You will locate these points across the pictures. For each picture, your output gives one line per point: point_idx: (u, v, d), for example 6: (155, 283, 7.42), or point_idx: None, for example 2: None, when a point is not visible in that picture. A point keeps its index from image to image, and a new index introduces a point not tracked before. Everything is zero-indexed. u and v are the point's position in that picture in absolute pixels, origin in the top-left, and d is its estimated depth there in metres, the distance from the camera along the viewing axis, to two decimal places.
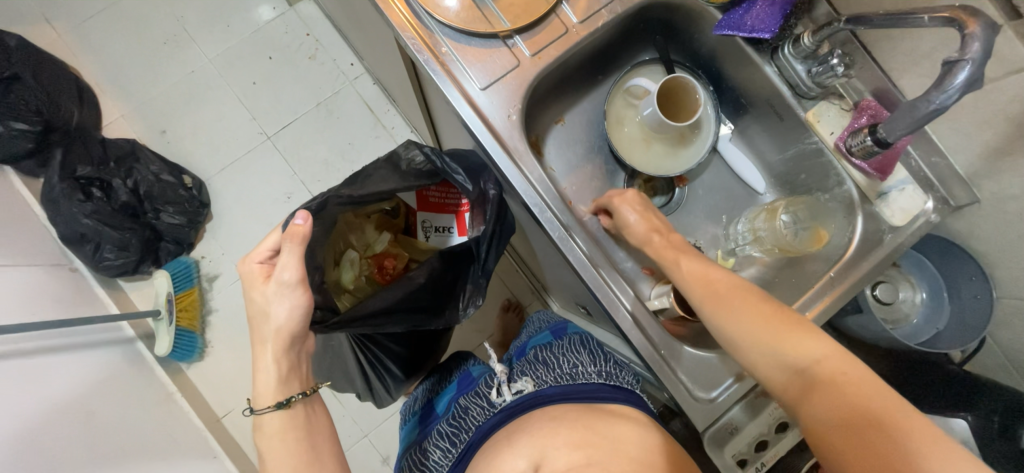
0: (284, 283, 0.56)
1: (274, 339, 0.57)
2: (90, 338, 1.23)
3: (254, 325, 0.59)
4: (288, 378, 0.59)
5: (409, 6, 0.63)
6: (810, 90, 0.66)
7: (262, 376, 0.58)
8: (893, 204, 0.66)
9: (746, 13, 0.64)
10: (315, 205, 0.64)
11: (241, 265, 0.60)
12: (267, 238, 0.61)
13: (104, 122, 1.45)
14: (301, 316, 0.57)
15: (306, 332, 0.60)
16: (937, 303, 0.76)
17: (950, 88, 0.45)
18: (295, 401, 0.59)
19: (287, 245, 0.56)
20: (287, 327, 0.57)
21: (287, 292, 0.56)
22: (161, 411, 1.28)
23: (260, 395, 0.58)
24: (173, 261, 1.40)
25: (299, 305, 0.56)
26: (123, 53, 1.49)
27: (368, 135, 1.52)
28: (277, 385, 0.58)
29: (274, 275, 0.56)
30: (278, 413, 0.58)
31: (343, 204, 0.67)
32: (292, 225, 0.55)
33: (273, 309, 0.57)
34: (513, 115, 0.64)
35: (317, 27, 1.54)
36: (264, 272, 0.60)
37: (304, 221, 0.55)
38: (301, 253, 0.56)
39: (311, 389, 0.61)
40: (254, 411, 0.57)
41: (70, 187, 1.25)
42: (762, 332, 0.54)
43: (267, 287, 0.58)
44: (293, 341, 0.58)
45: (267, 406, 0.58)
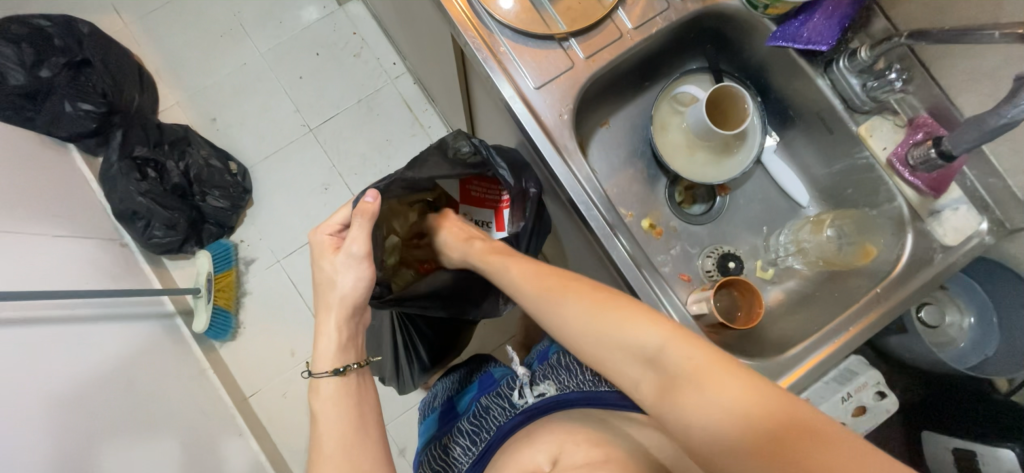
0: (352, 255, 0.61)
1: (338, 306, 0.61)
2: (133, 311, 1.29)
3: (319, 292, 0.63)
4: (346, 346, 0.62)
5: (471, 6, 0.66)
6: (864, 104, 0.66)
7: (324, 340, 0.61)
8: (946, 223, 0.65)
9: (803, 25, 0.64)
10: (382, 184, 0.69)
11: (312, 235, 0.64)
12: (338, 213, 0.65)
13: (160, 108, 1.53)
14: (364, 288, 0.62)
15: (365, 304, 0.64)
16: (988, 328, 0.74)
17: (1020, 103, 0.45)
18: (350, 370, 0.60)
19: (356, 220, 0.61)
20: (351, 296, 0.61)
21: (353, 264, 0.61)
22: (194, 386, 1.32)
23: (319, 359, 0.59)
24: (215, 242, 1.46)
25: (363, 277, 0.61)
26: (182, 44, 1.58)
27: (405, 133, 1.56)
28: (337, 351, 0.60)
29: (343, 247, 0.61)
30: (335, 379, 0.59)
31: (403, 186, 0.71)
32: (362, 202, 0.61)
33: (338, 279, 0.61)
34: (564, 114, 0.66)
35: (364, 27, 1.60)
36: (333, 244, 0.64)
37: (375, 199, 0.61)
38: (368, 229, 0.61)
39: (364, 361, 0.62)
40: (312, 373, 0.58)
41: (127, 167, 1.33)
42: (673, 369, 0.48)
43: (336, 257, 0.62)
44: (355, 311, 0.62)
45: (324, 370, 0.59)
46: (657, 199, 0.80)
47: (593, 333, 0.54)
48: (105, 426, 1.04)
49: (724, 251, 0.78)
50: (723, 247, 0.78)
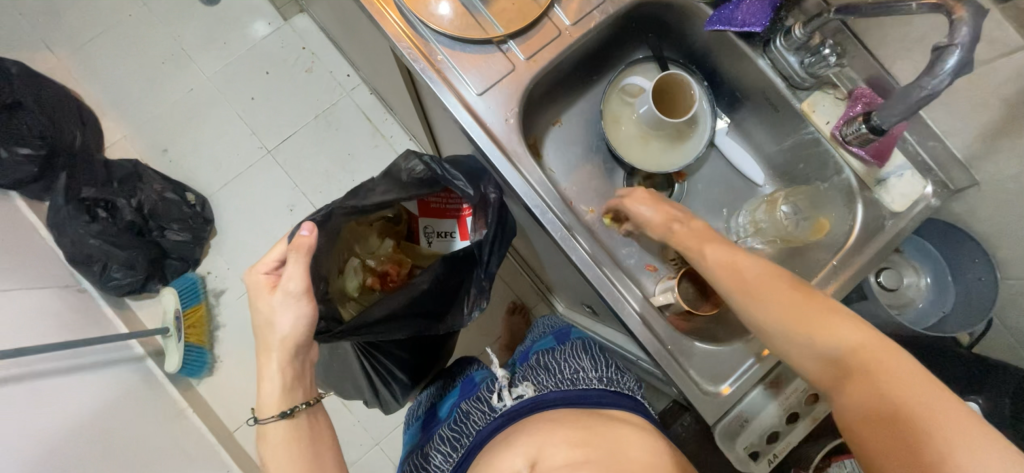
0: (289, 293, 0.57)
1: (279, 348, 0.58)
2: (105, 356, 1.25)
3: (259, 334, 0.60)
4: (292, 387, 0.60)
5: (403, 16, 0.64)
6: (804, 81, 0.66)
7: (267, 384, 0.59)
8: (892, 190, 0.66)
9: (737, 8, 0.65)
10: (320, 216, 0.65)
11: (247, 275, 0.61)
12: (273, 249, 0.62)
13: (107, 143, 1.46)
14: (306, 325, 0.59)
15: (310, 342, 0.61)
16: (943, 286, 0.77)
17: (940, 73, 0.45)
18: (298, 411, 0.60)
19: (292, 256, 0.58)
20: (293, 336, 0.58)
21: (291, 302, 0.57)
22: (174, 428, 1.28)
23: (263, 405, 0.58)
24: (180, 277, 1.41)
25: (304, 315, 0.58)
26: (123, 74, 1.51)
27: (368, 145, 1.53)
28: (282, 394, 0.59)
29: (280, 285, 0.58)
30: (282, 422, 0.59)
31: (347, 215, 0.69)
32: (297, 236, 0.58)
33: (277, 319, 0.58)
34: (511, 118, 0.65)
35: (313, 40, 1.55)
36: (270, 282, 0.61)
37: (310, 232, 0.58)
38: (305, 264, 0.58)
39: (314, 399, 0.62)
40: (257, 420, 0.58)
41: (76, 209, 1.27)
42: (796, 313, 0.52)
43: (273, 296, 0.59)
44: (298, 351, 0.59)
45: (271, 415, 0.58)
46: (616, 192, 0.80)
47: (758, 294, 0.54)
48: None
49: None
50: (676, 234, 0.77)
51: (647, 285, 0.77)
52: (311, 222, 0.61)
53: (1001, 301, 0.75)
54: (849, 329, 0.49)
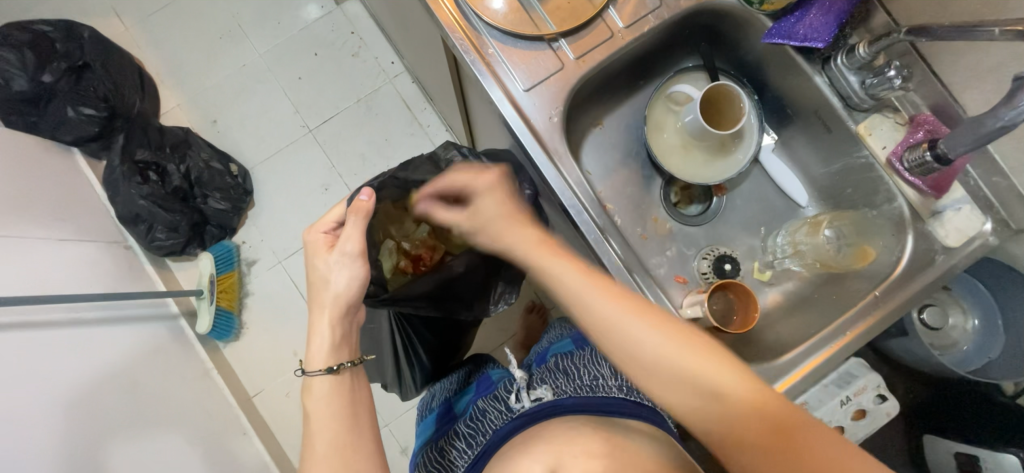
0: (346, 254, 0.60)
1: (332, 306, 0.60)
2: (139, 312, 1.31)
3: (312, 291, 0.62)
4: (340, 345, 0.60)
5: (459, 8, 0.65)
6: (863, 102, 0.64)
7: (316, 339, 0.60)
8: (948, 223, 0.63)
9: (799, 21, 0.63)
10: (375, 184, 0.71)
11: (307, 233, 0.63)
12: (332, 211, 0.64)
13: (162, 111, 1.54)
14: (358, 286, 0.61)
15: (359, 304, 0.63)
16: (993, 331, 0.72)
17: (1019, 105, 0.43)
18: (343, 368, 0.59)
19: (351, 218, 0.60)
20: (346, 294, 0.60)
21: (347, 262, 0.60)
22: (199, 387, 1.34)
23: (313, 357, 0.59)
24: (216, 244, 1.47)
25: (356, 276, 0.60)
26: (182, 46, 1.58)
27: (404, 132, 1.55)
28: (331, 349, 0.59)
29: (337, 245, 0.60)
30: (327, 377, 0.58)
31: (397, 187, 0.74)
32: (356, 200, 0.60)
33: (332, 277, 0.60)
34: (555, 116, 0.65)
35: (362, 26, 1.59)
36: (328, 242, 0.63)
37: (369, 197, 0.59)
38: (363, 227, 0.60)
39: (357, 359, 0.61)
40: (305, 372, 0.58)
41: (129, 170, 1.33)
42: (663, 353, 0.53)
43: (329, 255, 0.61)
44: (348, 309, 0.61)
45: (318, 368, 0.58)
46: (652, 199, 0.79)
47: (629, 331, 0.55)
48: (118, 423, 1.06)
49: (720, 253, 0.77)
50: (717, 249, 0.77)
51: (675, 297, 0.76)
52: (370, 189, 0.63)
53: None
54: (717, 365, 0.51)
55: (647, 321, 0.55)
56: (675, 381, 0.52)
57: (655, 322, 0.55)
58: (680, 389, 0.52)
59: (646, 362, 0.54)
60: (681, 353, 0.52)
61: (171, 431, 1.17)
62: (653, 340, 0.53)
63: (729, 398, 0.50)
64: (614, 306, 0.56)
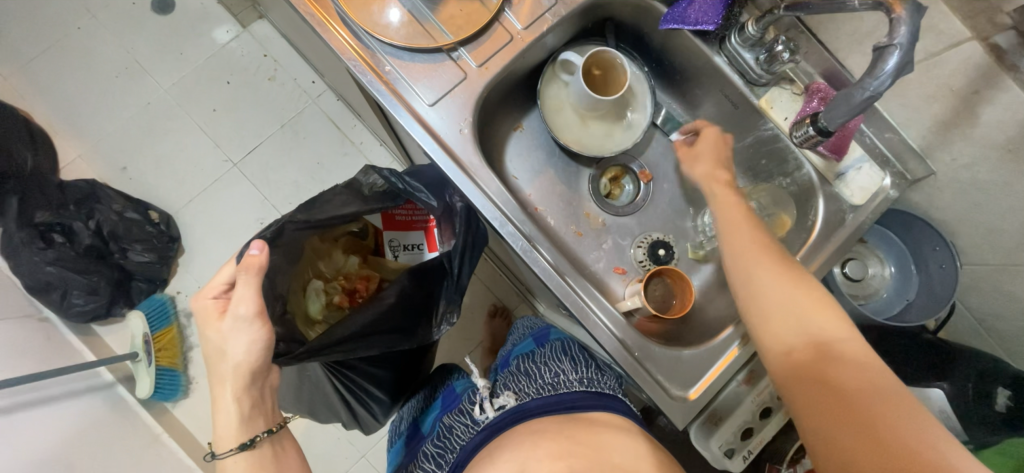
0: (239, 318, 0.54)
1: (234, 378, 0.55)
2: (69, 387, 1.20)
3: (210, 364, 0.56)
4: (252, 417, 0.57)
5: (347, 26, 0.62)
6: (761, 77, 0.66)
7: (222, 415, 0.55)
8: (852, 183, 0.66)
9: (689, 6, 0.64)
10: (270, 233, 0.62)
11: (194, 301, 0.58)
12: (221, 272, 0.59)
13: (61, 164, 1.40)
14: (262, 349, 0.55)
15: (268, 366, 0.57)
16: (907, 275, 0.80)
17: (881, 74, 0.45)
18: (259, 441, 0.56)
19: (243, 277, 0.55)
20: (247, 363, 0.54)
21: (243, 328, 0.54)
22: (150, 455, 1.25)
23: (221, 438, 0.55)
24: (147, 299, 1.36)
25: (257, 340, 0.54)
26: (74, 90, 1.44)
27: (337, 152, 1.49)
28: (240, 425, 0.55)
29: (229, 310, 0.54)
30: (242, 455, 0.56)
31: (300, 229, 0.65)
32: (247, 256, 0.54)
33: (229, 346, 0.54)
34: (464, 128, 0.63)
35: (274, 47, 1.51)
36: (219, 307, 0.57)
37: (260, 251, 0.54)
38: (257, 286, 0.55)
39: (276, 426, 0.59)
40: (215, 456, 0.55)
41: (28, 236, 1.22)
42: (781, 299, 0.55)
43: (221, 323, 0.55)
44: (253, 378, 0.56)
45: (229, 448, 0.55)
46: (582, 195, 0.79)
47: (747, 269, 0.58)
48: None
49: (654, 239, 0.78)
50: (637, 242, 0.78)
51: (616, 288, 0.77)
52: (262, 239, 0.57)
53: (963, 287, 0.77)
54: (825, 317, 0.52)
55: (769, 264, 0.57)
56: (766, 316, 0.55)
57: (770, 263, 0.57)
58: (783, 328, 0.53)
59: (754, 301, 0.57)
60: (791, 294, 0.54)
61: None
62: (769, 282, 0.56)
63: (826, 346, 0.50)
64: (742, 237, 0.60)
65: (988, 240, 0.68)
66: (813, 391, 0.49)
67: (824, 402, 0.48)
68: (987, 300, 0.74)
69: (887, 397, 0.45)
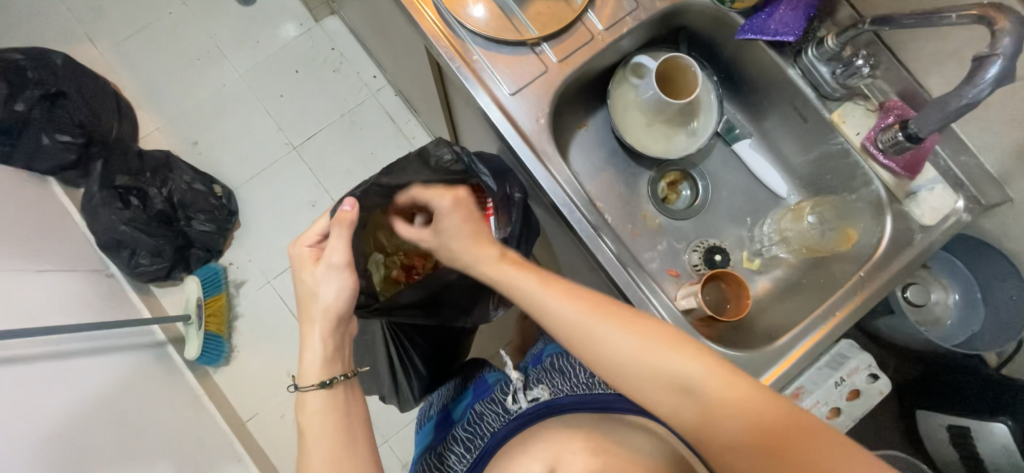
0: (332, 265, 0.58)
1: (322, 319, 0.58)
2: (122, 341, 1.27)
3: (301, 306, 0.60)
4: (333, 358, 0.58)
5: (441, 16, 0.66)
6: (835, 92, 0.66)
7: (309, 353, 0.58)
8: (924, 203, 0.65)
9: (769, 17, 0.66)
10: (358, 193, 0.67)
11: (292, 248, 0.61)
12: (317, 223, 0.63)
13: (140, 134, 1.52)
14: (347, 298, 0.59)
15: (351, 314, 0.61)
16: (972, 305, 0.77)
17: (980, 82, 0.46)
18: (336, 382, 0.57)
19: (335, 230, 0.59)
20: (335, 306, 0.58)
21: (334, 274, 0.58)
22: (191, 414, 1.30)
23: (305, 373, 0.57)
24: (202, 267, 1.44)
25: (346, 287, 0.58)
26: (159, 69, 1.57)
27: (390, 145, 1.56)
28: (322, 364, 0.57)
29: (323, 257, 0.59)
30: (321, 392, 0.56)
31: (380, 194, 0.70)
32: (340, 211, 0.59)
33: (321, 290, 0.58)
34: (541, 118, 0.66)
35: (342, 42, 1.60)
36: (314, 255, 0.61)
37: (353, 207, 0.59)
38: (348, 238, 0.59)
39: (351, 372, 0.59)
40: (298, 388, 0.56)
41: (108, 196, 1.31)
42: (638, 363, 0.53)
43: (316, 268, 0.59)
44: (339, 322, 0.59)
45: (312, 384, 0.56)
46: (640, 196, 0.80)
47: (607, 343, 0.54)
48: (106, 456, 1.03)
49: (710, 245, 0.78)
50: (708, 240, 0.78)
51: (668, 290, 0.77)
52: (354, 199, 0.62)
53: None
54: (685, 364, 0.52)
55: (621, 334, 0.55)
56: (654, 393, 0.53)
57: (617, 335, 0.54)
58: (663, 396, 0.52)
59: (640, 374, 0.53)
60: (641, 355, 0.53)
61: (167, 460, 1.14)
62: (627, 350, 0.53)
63: (708, 404, 0.50)
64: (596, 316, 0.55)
65: None
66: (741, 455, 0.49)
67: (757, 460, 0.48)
68: None
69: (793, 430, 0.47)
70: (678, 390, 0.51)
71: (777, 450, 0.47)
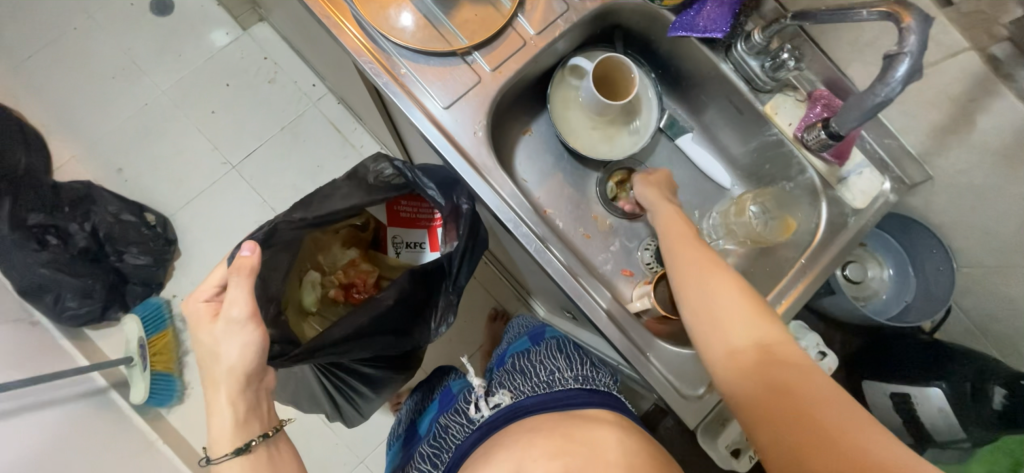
0: (232, 320, 0.54)
1: (227, 381, 0.54)
2: (61, 392, 1.17)
3: (203, 368, 0.56)
4: (246, 420, 0.55)
5: (363, 29, 0.62)
6: (766, 84, 0.68)
7: (216, 420, 0.54)
8: (854, 187, 0.69)
9: (697, 14, 0.66)
10: (262, 235, 0.63)
11: (186, 305, 0.58)
12: (213, 274, 0.59)
13: (54, 165, 1.38)
14: (254, 354, 0.54)
15: (264, 367, 0.57)
16: (905, 278, 0.82)
17: (891, 81, 0.48)
18: (254, 445, 0.55)
19: (234, 279, 0.55)
20: (241, 366, 0.54)
21: (236, 330, 0.54)
22: (145, 462, 1.22)
23: (215, 443, 0.54)
24: (142, 303, 1.34)
25: (251, 342, 0.54)
26: (69, 90, 1.42)
27: (337, 156, 1.49)
28: (234, 429, 0.54)
29: (222, 312, 0.54)
30: (238, 459, 0.54)
31: (292, 228, 0.66)
32: (238, 257, 0.55)
33: (222, 350, 0.54)
34: (479, 130, 0.64)
35: (275, 50, 1.50)
36: (211, 310, 0.58)
37: (251, 252, 0.55)
38: (249, 287, 0.55)
39: (272, 429, 0.58)
40: (209, 460, 0.54)
41: (23, 237, 1.20)
42: (715, 300, 0.56)
43: (215, 326, 0.55)
44: (249, 380, 0.55)
45: (225, 453, 0.54)
46: (589, 198, 0.80)
47: (705, 278, 0.58)
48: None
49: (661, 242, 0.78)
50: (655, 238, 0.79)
51: (624, 290, 0.77)
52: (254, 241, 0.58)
53: (958, 289, 0.79)
54: (757, 322, 0.54)
55: (716, 275, 0.58)
56: (708, 332, 0.56)
57: (717, 270, 0.58)
58: (727, 333, 0.55)
59: (704, 310, 0.57)
60: (741, 297, 0.56)
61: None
62: (711, 288, 0.57)
63: (769, 354, 0.51)
64: (709, 255, 0.60)
65: (984, 243, 0.71)
66: (769, 404, 0.48)
67: (782, 412, 0.47)
68: (982, 301, 0.77)
69: (834, 402, 0.46)
70: (735, 338, 0.54)
71: (812, 415, 0.46)
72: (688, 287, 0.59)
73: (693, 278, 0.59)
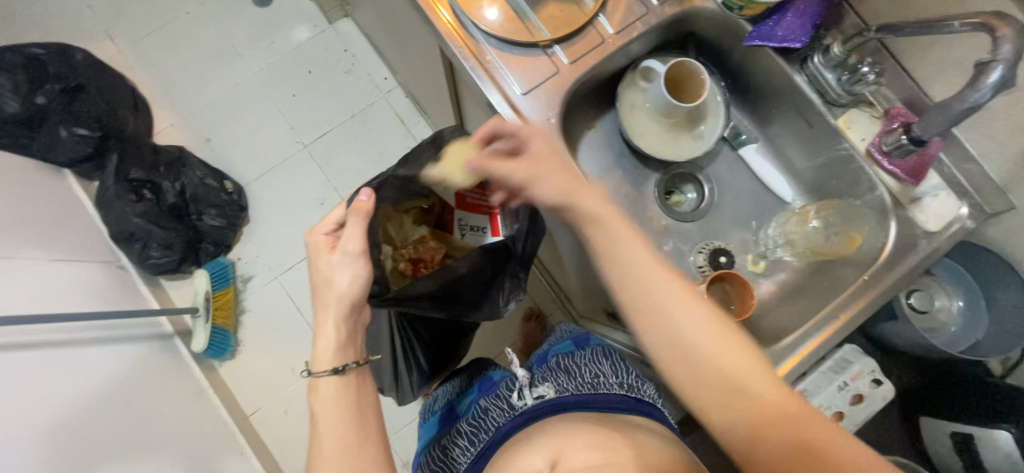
0: (348, 253, 0.60)
1: (337, 305, 0.60)
2: (134, 331, 1.29)
3: (317, 291, 0.62)
4: (345, 346, 0.60)
5: (456, 18, 0.68)
6: (841, 98, 0.68)
7: (322, 339, 0.60)
8: (927, 209, 0.67)
9: (777, 24, 0.67)
10: (376, 183, 0.69)
11: (310, 235, 0.64)
12: (333, 212, 0.65)
13: (155, 129, 1.55)
14: (361, 287, 0.61)
15: (365, 302, 0.63)
16: (976, 311, 0.79)
17: (983, 86, 0.48)
18: (349, 369, 0.59)
19: (352, 218, 0.61)
20: (349, 293, 0.60)
21: (349, 262, 0.60)
22: (194, 406, 1.30)
23: (318, 359, 0.59)
24: (211, 261, 1.46)
25: (361, 275, 0.60)
26: (175, 66, 1.60)
27: (399, 145, 1.58)
28: (336, 350, 0.59)
29: (339, 245, 0.61)
30: (335, 378, 0.59)
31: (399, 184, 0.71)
32: (357, 201, 0.60)
33: (337, 277, 0.60)
34: (552, 117, 0.68)
35: (355, 44, 1.63)
36: (329, 243, 0.63)
37: (369, 197, 0.60)
38: (364, 227, 0.61)
39: (363, 360, 0.61)
40: (311, 372, 0.59)
41: (123, 189, 1.33)
42: (703, 347, 0.53)
43: (331, 255, 0.61)
44: (353, 309, 0.61)
45: (324, 369, 0.59)
46: (646, 195, 0.82)
47: (676, 317, 0.54)
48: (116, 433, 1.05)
49: (715, 247, 0.80)
50: (714, 244, 0.80)
51: None
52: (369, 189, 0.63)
53: None
54: (754, 375, 0.52)
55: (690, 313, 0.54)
56: (698, 381, 0.53)
57: (686, 310, 0.54)
58: (711, 389, 0.52)
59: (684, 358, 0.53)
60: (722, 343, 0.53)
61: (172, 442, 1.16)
62: (688, 327, 0.53)
63: (773, 410, 0.49)
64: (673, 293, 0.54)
65: None
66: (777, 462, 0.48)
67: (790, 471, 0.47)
68: None
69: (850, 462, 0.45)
70: (740, 394, 0.51)
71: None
72: (666, 327, 0.54)
73: (673, 319, 0.54)
